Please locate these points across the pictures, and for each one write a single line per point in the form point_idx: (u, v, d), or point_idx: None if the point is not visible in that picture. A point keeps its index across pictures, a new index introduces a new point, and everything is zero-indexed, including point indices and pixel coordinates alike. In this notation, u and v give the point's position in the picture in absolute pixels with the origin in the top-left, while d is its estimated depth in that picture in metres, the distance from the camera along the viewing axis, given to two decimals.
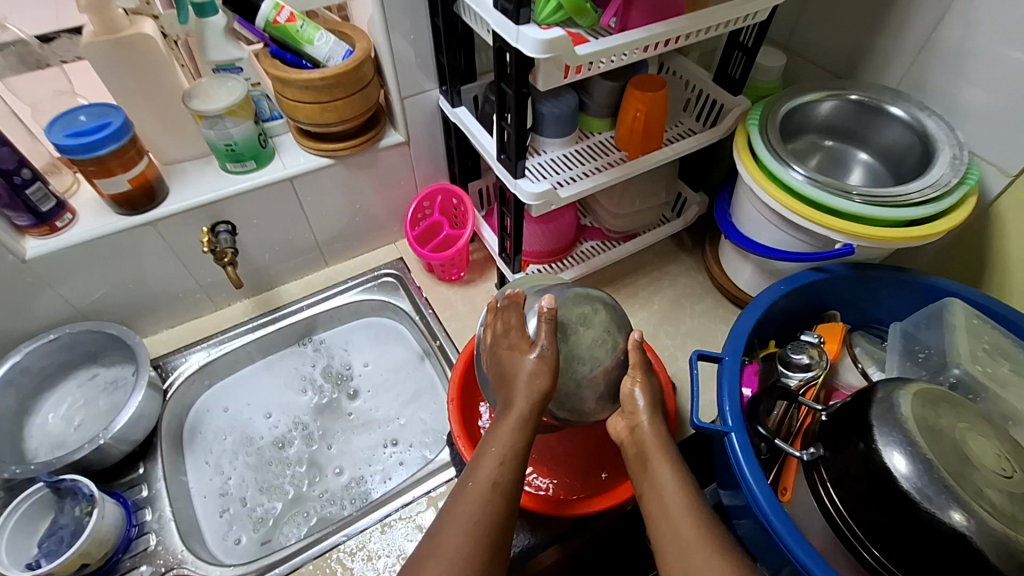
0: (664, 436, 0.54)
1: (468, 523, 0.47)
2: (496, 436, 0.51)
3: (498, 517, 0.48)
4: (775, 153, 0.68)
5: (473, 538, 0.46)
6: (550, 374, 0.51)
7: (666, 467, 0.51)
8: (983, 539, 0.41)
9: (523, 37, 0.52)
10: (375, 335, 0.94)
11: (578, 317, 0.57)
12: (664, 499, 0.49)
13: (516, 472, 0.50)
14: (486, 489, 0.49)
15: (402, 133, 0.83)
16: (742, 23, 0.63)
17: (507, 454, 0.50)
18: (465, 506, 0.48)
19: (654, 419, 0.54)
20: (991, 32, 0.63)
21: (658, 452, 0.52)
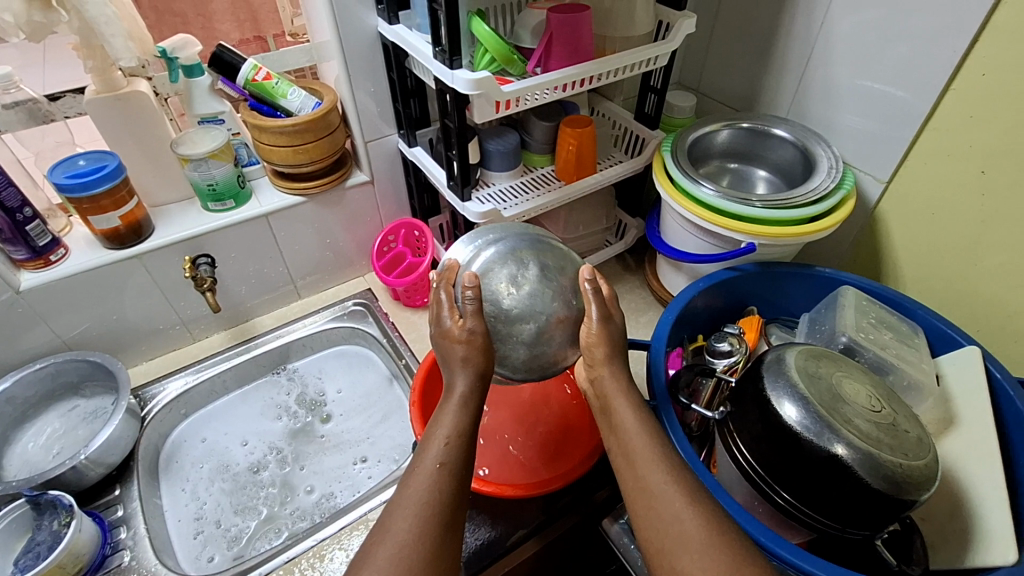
0: (627, 384, 0.59)
1: (419, 504, 0.51)
2: (441, 422, 0.55)
3: (446, 494, 0.51)
4: (684, 172, 0.79)
5: (424, 515, 0.50)
6: (480, 355, 0.56)
7: (627, 408, 0.57)
8: (856, 460, 0.48)
9: (457, 78, 0.62)
10: (348, 364, 1.01)
11: (513, 275, 0.58)
12: (625, 440, 0.55)
13: (461, 451, 0.54)
14: (433, 470, 0.52)
15: (366, 173, 0.94)
16: (647, 66, 0.77)
17: (452, 433, 0.54)
18: (414, 484, 0.52)
19: (614, 368, 0.59)
20: (847, 67, 0.78)
21: (619, 397, 0.58)
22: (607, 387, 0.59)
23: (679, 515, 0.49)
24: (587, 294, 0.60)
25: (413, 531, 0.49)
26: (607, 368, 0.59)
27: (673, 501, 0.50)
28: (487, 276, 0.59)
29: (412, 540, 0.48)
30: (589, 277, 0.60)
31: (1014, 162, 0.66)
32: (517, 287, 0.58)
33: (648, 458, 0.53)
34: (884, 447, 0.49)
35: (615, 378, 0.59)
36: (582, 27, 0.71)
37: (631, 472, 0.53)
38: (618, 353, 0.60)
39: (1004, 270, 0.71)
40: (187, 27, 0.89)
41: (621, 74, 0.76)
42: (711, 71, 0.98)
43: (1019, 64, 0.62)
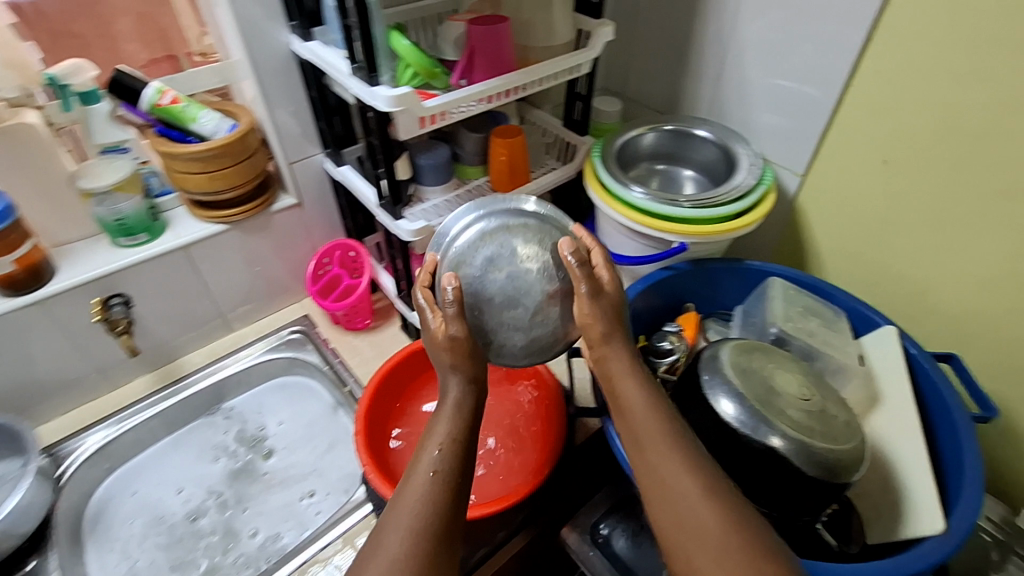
0: (633, 361, 0.56)
1: (411, 517, 0.47)
2: (436, 430, 0.52)
3: (442, 505, 0.48)
4: (614, 177, 0.80)
5: (415, 530, 0.46)
6: (467, 360, 0.54)
7: (636, 385, 0.54)
8: (792, 451, 0.49)
9: (376, 95, 0.60)
10: (289, 395, 0.95)
11: (489, 263, 0.57)
12: (635, 420, 0.52)
13: (456, 459, 0.50)
14: (425, 480, 0.49)
15: (293, 195, 0.90)
16: (569, 74, 0.79)
17: (447, 440, 0.51)
18: (407, 496, 0.48)
19: (616, 347, 0.56)
20: (758, 67, 0.81)
21: (625, 378, 0.55)
22: (613, 361, 0.56)
23: (694, 509, 0.46)
24: (574, 269, 0.55)
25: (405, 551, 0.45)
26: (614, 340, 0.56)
27: (684, 491, 0.47)
28: (464, 269, 0.58)
29: (402, 558, 0.44)
30: (570, 247, 0.56)
31: (911, 151, 0.71)
32: (497, 273, 0.57)
33: (660, 444, 0.50)
34: (815, 435, 0.51)
35: (620, 355, 0.56)
36: (503, 38, 0.71)
37: (642, 459, 0.50)
38: (620, 328, 0.57)
39: (911, 251, 0.76)
40: (86, 49, 0.79)
41: (545, 83, 0.77)
42: (633, 76, 1.00)
43: (908, 60, 0.67)
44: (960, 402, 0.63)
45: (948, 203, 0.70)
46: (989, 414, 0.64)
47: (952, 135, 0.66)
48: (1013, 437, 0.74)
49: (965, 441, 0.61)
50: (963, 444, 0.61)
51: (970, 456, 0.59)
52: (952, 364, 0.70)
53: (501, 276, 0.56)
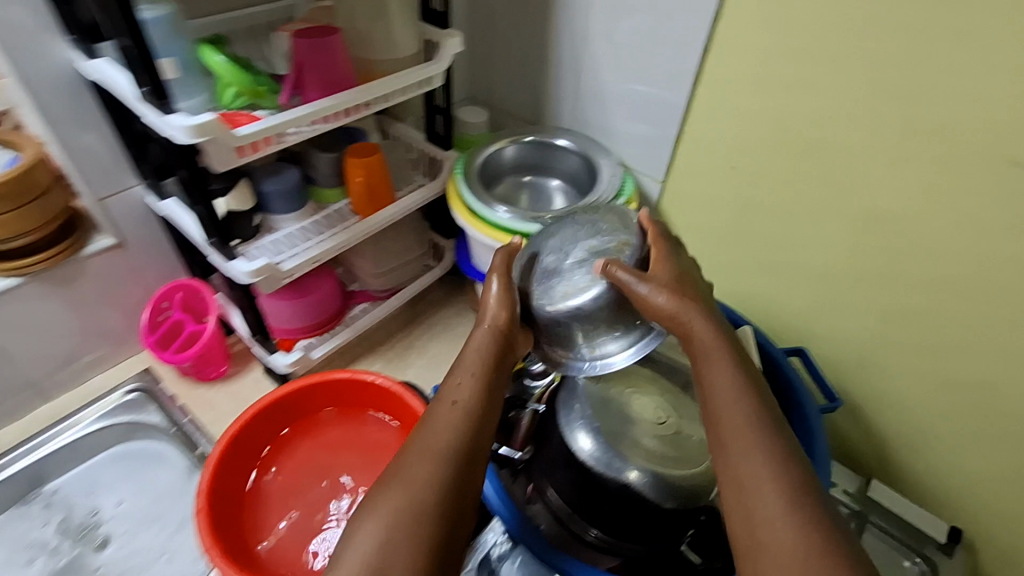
0: (726, 335, 0.48)
1: (433, 444, 0.46)
2: (465, 364, 0.50)
3: (463, 436, 0.47)
4: (477, 196, 0.77)
5: (441, 455, 0.45)
6: (505, 298, 0.54)
7: (727, 365, 0.47)
8: (649, 485, 0.51)
9: (171, 126, 0.52)
10: (129, 467, 0.82)
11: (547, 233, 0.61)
12: (719, 401, 0.46)
13: (478, 394, 0.49)
14: (449, 411, 0.48)
15: (111, 235, 0.77)
16: (421, 88, 0.73)
17: (475, 375, 0.50)
18: (433, 424, 0.47)
19: (702, 322, 0.48)
20: (612, 74, 0.81)
21: (715, 355, 0.47)
22: (695, 331, 0.48)
23: (771, 512, 0.41)
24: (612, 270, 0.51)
25: (426, 478, 0.44)
26: (697, 310, 0.48)
27: (764, 488, 0.42)
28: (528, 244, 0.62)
29: (423, 479, 0.44)
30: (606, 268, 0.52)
31: (752, 157, 0.73)
32: (561, 257, 0.57)
33: (746, 435, 0.44)
34: (671, 463, 0.53)
35: (707, 330, 0.48)
36: (334, 52, 0.64)
37: (725, 444, 0.45)
38: (701, 299, 0.50)
39: (762, 253, 0.79)
40: None
41: (394, 98, 0.71)
42: (497, 84, 0.97)
43: (741, 70, 0.68)
44: (810, 395, 0.67)
45: (790, 206, 0.72)
46: (836, 404, 0.69)
47: (785, 141, 0.69)
48: (864, 419, 0.80)
49: (817, 435, 0.64)
50: (817, 441, 0.64)
51: (820, 450, 0.63)
52: (803, 358, 0.75)
53: (566, 257, 0.57)
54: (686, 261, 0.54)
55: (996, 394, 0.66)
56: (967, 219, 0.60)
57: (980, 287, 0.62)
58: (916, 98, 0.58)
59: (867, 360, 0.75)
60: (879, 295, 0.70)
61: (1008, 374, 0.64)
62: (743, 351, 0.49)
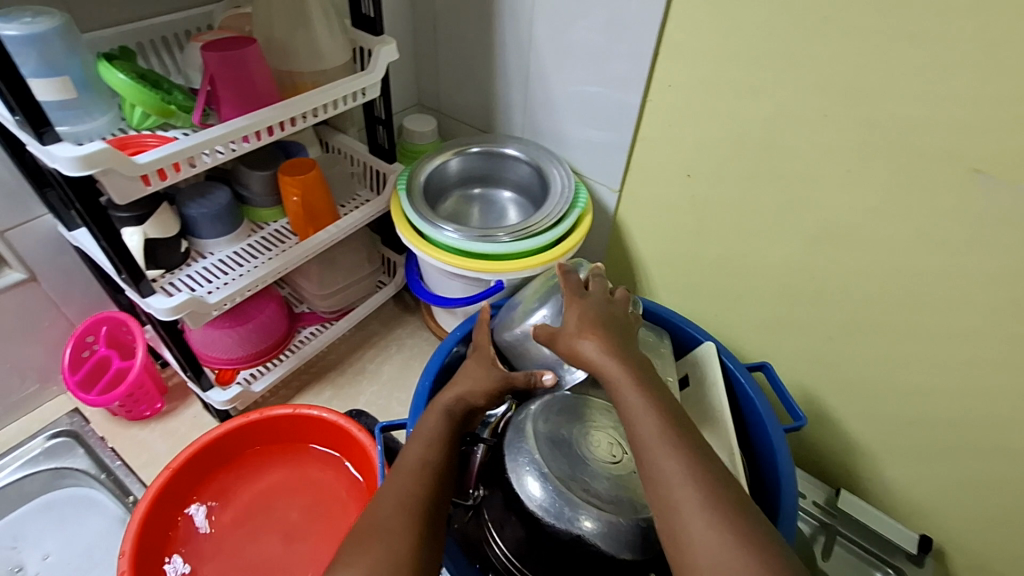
0: (634, 359, 0.50)
1: (402, 495, 0.45)
2: (425, 428, 0.52)
3: (432, 487, 0.46)
4: (422, 214, 0.72)
5: (413, 506, 0.44)
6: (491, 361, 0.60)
7: (636, 395, 0.47)
8: (602, 535, 0.48)
9: (55, 157, 0.46)
10: (56, 518, 0.75)
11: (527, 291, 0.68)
12: (633, 428, 0.46)
13: (442, 452, 0.50)
14: (416, 465, 0.48)
15: (21, 269, 0.71)
16: (356, 100, 0.68)
17: (439, 434, 0.51)
18: (400, 479, 0.47)
19: (611, 353, 0.50)
20: (561, 79, 0.77)
21: (625, 378, 0.48)
22: (602, 365, 0.49)
23: (689, 521, 0.40)
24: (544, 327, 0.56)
25: (399, 535, 0.42)
26: (605, 349, 0.50)
27: (683, 509, 0.41)
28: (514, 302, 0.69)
29: (397, 531, 0.42)
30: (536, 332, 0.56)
31: (707, 164, 0.70)
32: (531, 292, 0.67)
33: (662, 451, 0.44)
34: (625, 509, 0.50)
35: (611, 359, 0.49)
36: (251, 66, 0.59)
37: (644, 466, 0.45)
38: (613, 333, 0.52)
39: (723, 263, 0.76)
40: None
41: (324, 112, 0.66)
42: (445, 91, 0.92)
43: (693, 74, 0.65)
44: (773, 415, 0.64)
45: (747, 214, 0.69)
46: (799, 424, 0.65)
47: (741, 147, 0.66)
48: (829, 428, 0.78)
49: (781, 454, 0.61)
50: (779, 459, 0.61)
51: (785, 471, 0.60)
52: (766, 372, 0.72)
53: (533, 291, 0.66)
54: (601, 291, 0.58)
55: (961, 403, 0.64)
56: (925, 226, 0.58)
57: (941, 297, 0.60)
58: (874, 102, 0.55)
59: (831, 370, 0.73)
60: (842, 306, 0.67)
61: (973, 383, 0.62)
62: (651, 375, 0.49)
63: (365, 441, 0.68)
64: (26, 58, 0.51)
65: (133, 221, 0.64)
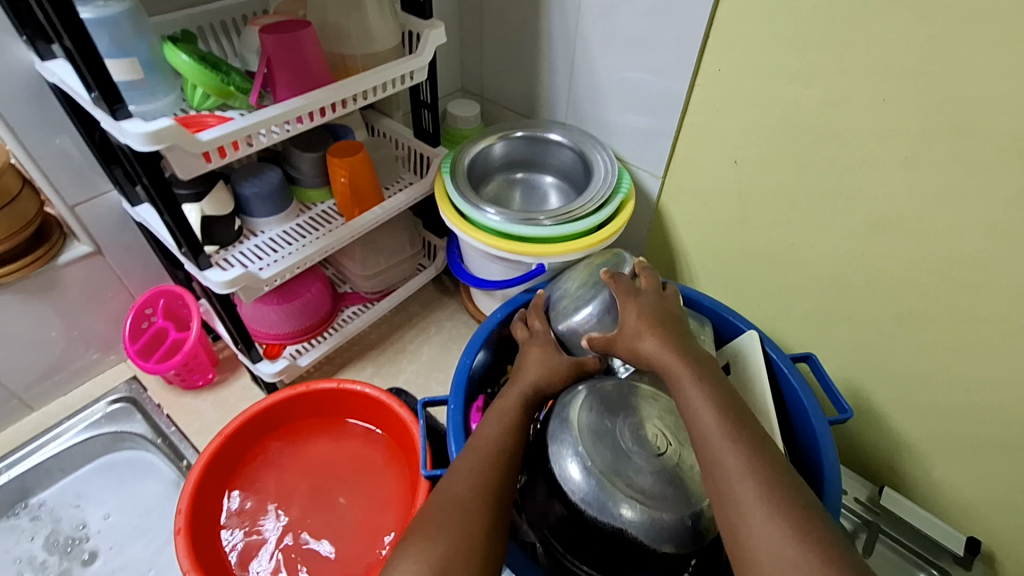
0: (696, 356, 0.51)
1: (477, 479, 0.47)
2: (500, 413, 0.54)
3: (504, 476, 0.49)
4: (465, 198, 0.73)
5: (489, 493, 0.46)
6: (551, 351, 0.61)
7: (696, 389, 0.48)
8: (642, 527, 0.48)
9: (126, 132, 0.49)
10: (117, 478, 0.80)
11: (570, 279, 0.69)
12: (693, 425, 0.47)
13: (517, 441, 0.52)
14: (491, 452, 0.50)
15: (87, 243, 0.75)
16: (403, 83, 0.69)
17: (510, 421, 0.53)
18: (474, 462, 0.49)
19: (670, 348, 0.52)
20: (606, 64, 0.77)
21: (684, 371, 0.50)
22: (663, 361, 0.51)
23: (747, 509, 0.41)
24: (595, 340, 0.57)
25: (475, 519, 0.44)
26: (664, 346, 0.52)
27: (741, 498, 0.41)
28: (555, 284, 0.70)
29: (473, 515, 0.44)
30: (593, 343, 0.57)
31: (756, 150, 0.68)
32: (573, 281, 0.69)
33: (723, 442, 0.44)
34: (669, 504, 0.49)
35: (672, 356, 0.51)
36: (305, 49, 0.61)
37: (704, 458, 0.45)
38: (673, 329, 0.54)
39: (769, 252, 0.74)
40: None
41: (373, 94, 0.67)
42: (488, 76, 0.93)
43: (745, 57, 0.63)
44: (818, 407, 0.63)
45: (796, 202, 0.68)
46: (845, 417, 0.64)
47: (793, 133, 0.64)
48: (874, 424, 0.76)
49: (826, 447, 0.60)
50: (823, 452, 0.60)
51: (829, 463, 0.59)
52: (810, 363, 0.71)
53: (577, 282, 0.67)
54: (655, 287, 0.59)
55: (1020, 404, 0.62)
56: (989, 218, 0.55)
57: (1003, 292, 0.57)
58: (939, 86, 0.53)
59: (879, 365, 0.71)
60: (894, 298, 0.65)
61: None
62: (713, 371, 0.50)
63: (408, 417, 0.70)
64: (99, 39, 0.54)
65: (192, 198, 0.67)
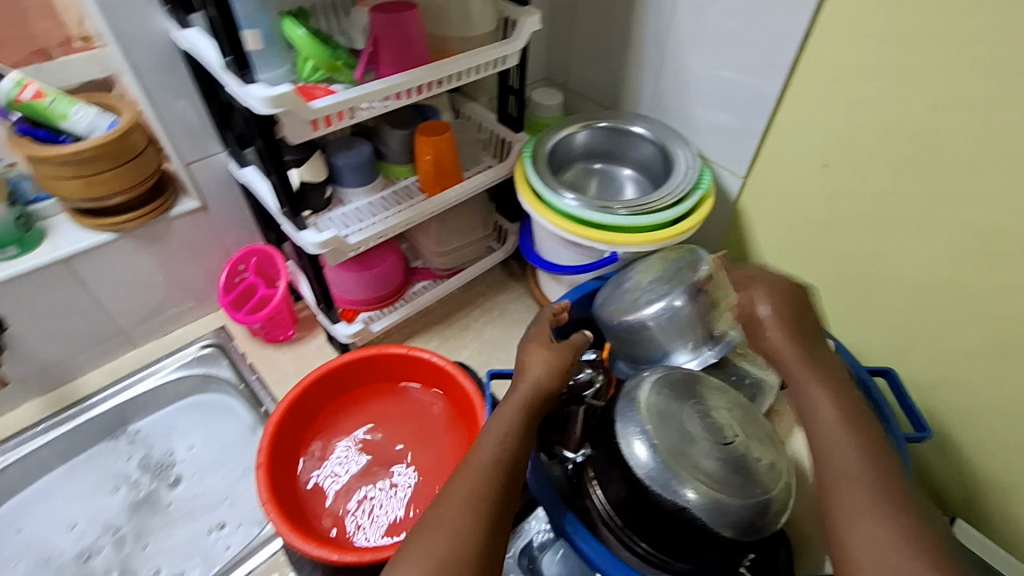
0: (819, 354, 0.55)
1: (469, 496, 0.49)
2: (502, 421, 0.55)
3: (500, 492, 0.50)
4: (544, 181, 0.75)
5: (479, 510, 0.48)
6: (562, 356, 0.61)
7: (821, 387, 0.52)
8: (704, 510, 0.48)
9: (251, 96, 0.53)
10: (203, 414, 0.88)
11: (645, 269, 0.70)
12: (815, 421, 0.51)
13: (515, 453, 0.53)
14: (488, 466, 0.51)
15: (195, 199, 0.82)
16: (495, 67, 0.72)
17: (511, 431, 0.54)
18: (468, 477, 0.50)
19: (798, 341, 0.55)
20: (697, 60, 0.76)
21: (805, 368, 0.54)
22: (784, 356, 0.55)
23: (857, 508, 0.46)
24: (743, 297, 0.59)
25: (467, 536, 0.47)
26: (792, 341, 0.55)
27: (855, 499, 0.46)
28: (624, 273, 0.72)
29: (463, 537, 0.47)
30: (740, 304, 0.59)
31: (851, 155, 0.66)
32: (644, 273, 0.70)
33: (843, 444, 0.49)
34: (732, 491, 0.50)
35: (797, 352, 0.54)
36: (409, 27, 0.64)
37: (821, 455, 0.50)
38: (800, 322, 0.57)
39: (853, 261, 0.72)
40: None
41: (466, 77, 0.70)
42: (573, 66, 0.94)
43: (847, 57, 0.61)
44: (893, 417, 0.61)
45: (887, 211, 0.65)
46: (924, 436, 0.63)
47: (892, 140, 0.62)
48: (950, 452, 0.72)
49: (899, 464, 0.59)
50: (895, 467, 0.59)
51: None
52: (889, 380, 0.68)
53: (649, 275, 0.69)
54: (785, 285, 0.58)
55: None
56: None
57: None
58: None
59: (961, 390, 0.68)
60: (987, 321, 0.62)
61: None
62: (845, 388, 0.53)
63: (472, 389, 0.73)
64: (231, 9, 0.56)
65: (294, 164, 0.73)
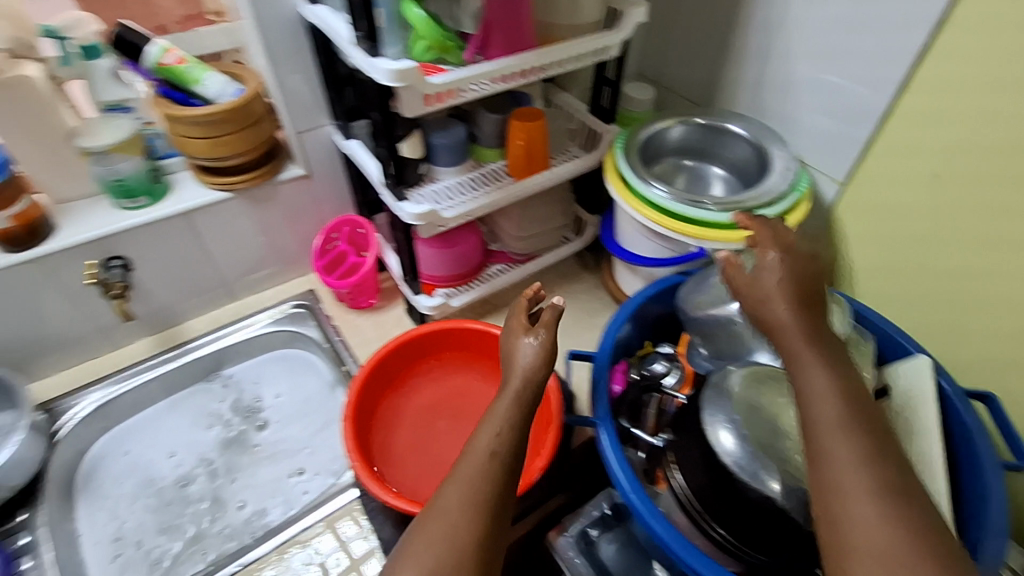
0: (817, 327, 0.52)
1: (465, 492, 0.47)
2: (496, 416, 0.52)
3: (500, 487, 0.47)
4: (635, 171, 0.76)
5: (477, 504, 0.46)
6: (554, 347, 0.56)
7: (818, 365, 0.48)
8: (791, 503, 0.49)
9: (378, 69, 0.58)
10: (289, 367, 0.94)
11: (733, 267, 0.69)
12: (809, 403, 0.47)
13: (514, 445, 0.50)
14: (486, 460, 0.48)
15: (301, 166, 0.88)
16: (597, 57, 0.74)
17: (507, 426, 0.50)
18: (463, 472, 0.48)
19: (799, 314, 0.52)
20: (805, 61, 0.75)
21: (805, 346, 0.50)
22: (787, 331, 0.51)
23: (862, 504, 0.41)
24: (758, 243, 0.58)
25: (465, 532, 0.45)
26: (797, 315, 0.52)
27: (851, 490, 0.42)
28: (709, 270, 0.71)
29: (460, 531, 0.45)
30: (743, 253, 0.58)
31: (966, 165, 0.63)
32: None
33: (838, 429, 0.45)
34: None
35: (796, 326, 0.51)
36: (522, 10, 0.66)
37: (814, 441, 0.45)
38: (808, 293, 0.54)
39: (957, 277, 0.69)
40: (122, 6, 0.79)
41: (568, 63, 0.72)
42: (669, 62, 0.94)
43: (974, 63, 0.59)
44: (990, 449, 0.59)
45: (1002, 227, 0.62)
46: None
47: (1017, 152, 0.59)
48: None
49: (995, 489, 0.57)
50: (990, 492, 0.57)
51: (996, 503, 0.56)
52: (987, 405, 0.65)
53: None
54: (798, 254, 0.56)
55: None
56: None
57: None
58: None
59: None
60: None
61: None
62: (850, 374, 0.49)
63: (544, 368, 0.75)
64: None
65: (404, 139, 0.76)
